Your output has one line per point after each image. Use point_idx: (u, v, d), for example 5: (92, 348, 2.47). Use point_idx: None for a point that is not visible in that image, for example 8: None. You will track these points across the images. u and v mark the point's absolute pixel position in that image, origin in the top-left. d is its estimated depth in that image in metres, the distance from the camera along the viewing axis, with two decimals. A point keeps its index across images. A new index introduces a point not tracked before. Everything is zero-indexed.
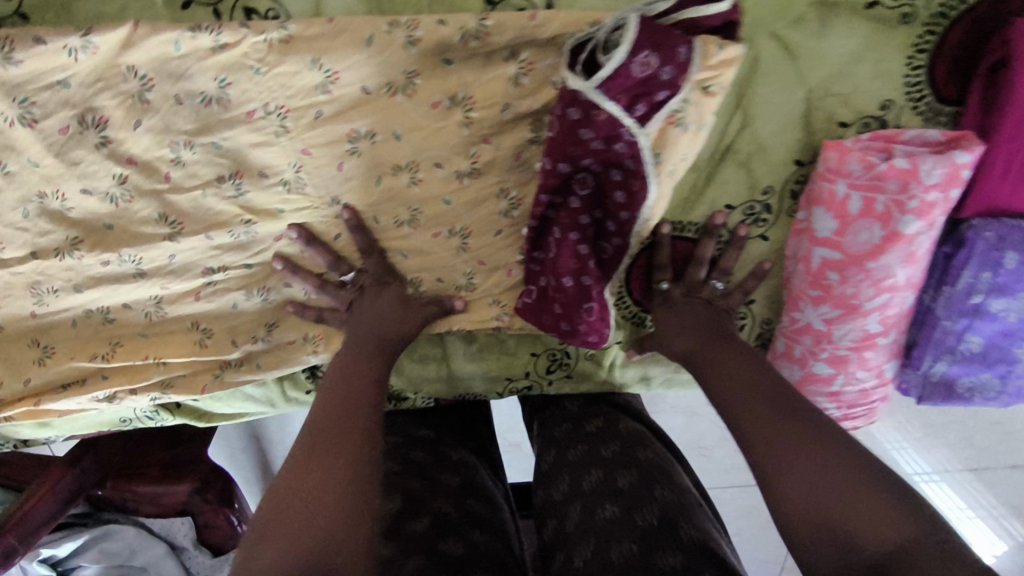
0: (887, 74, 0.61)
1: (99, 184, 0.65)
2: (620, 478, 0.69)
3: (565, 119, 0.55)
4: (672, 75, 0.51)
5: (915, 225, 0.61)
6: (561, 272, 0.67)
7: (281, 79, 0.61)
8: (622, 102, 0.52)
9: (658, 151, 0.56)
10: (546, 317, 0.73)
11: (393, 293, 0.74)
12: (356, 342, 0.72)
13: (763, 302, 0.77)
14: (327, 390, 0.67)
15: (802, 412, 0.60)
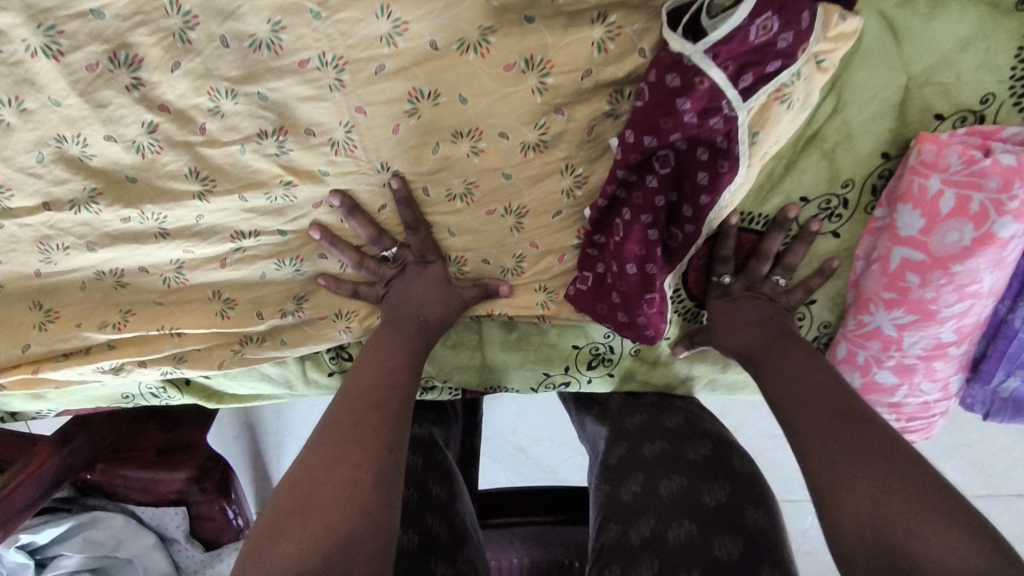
0: (993, 64, 0.58)
1: (126, 131, 0.59)
2: (706, 492, 0.65)
3: (660, 86, 0.50)
4: (790, 44, 0.46)
5: (1011, 228, 0.57)
6: (626, 258, 0.62)
7: (342, 26, 0.55)
8: (729, 70, 0.48)
9: (757, 129, 0.51)
10: (600, 308, 0.68)
11: (438, 274, 0.69)
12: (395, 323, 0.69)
13: (823, 303, 0.74)
14: (356, 377, 0.63)
15: (858, 419, 0.56)
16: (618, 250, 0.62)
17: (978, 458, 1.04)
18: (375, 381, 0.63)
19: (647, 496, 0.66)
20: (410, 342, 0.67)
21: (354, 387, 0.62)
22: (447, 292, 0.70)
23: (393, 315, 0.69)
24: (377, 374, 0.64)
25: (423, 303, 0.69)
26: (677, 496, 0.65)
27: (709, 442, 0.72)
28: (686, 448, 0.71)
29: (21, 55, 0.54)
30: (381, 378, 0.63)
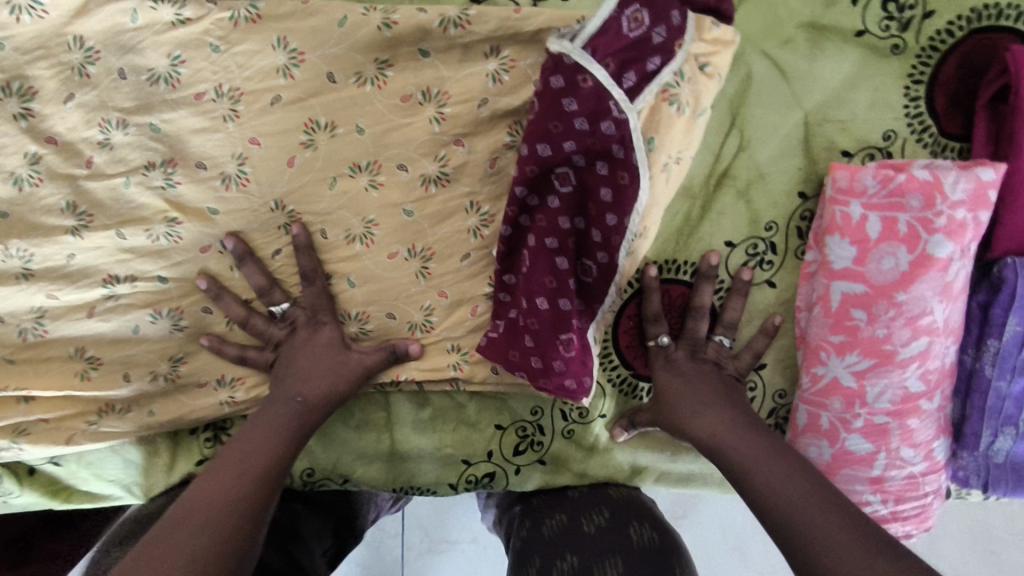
0: (885, 102, 0.61)
1: (5, 161, 0.55)
2: (598, 572, 0.56)
3: (547, 89, 0.50)
4: (665, 39, 0.49)
5: (947, 248, 0.55)
6: (537, 290, 0.56)
7: (239, 58, 0.55)
8: (611, 68, 0.49)
9: (651, 134, 0.51)
10: (513, 358, 0.59)
11: (332, 337, 0.61)
12: (280, 398, 0.59)
13: (774, 366, 0.66)
14: (212, 479, 0.51)
15: (850, 523, 0.45)
16: (528, 283, 0.56)
17: None
18: (237, 473, 0.52)
19: None
20: (293, 422, 0.58)
21: (211, 481, 0.51)
22: (340, 357, 0.60)
23: (278, 391, 0.59)
24: (242, 464, 0.53)
25: (312, 373, 0.60)
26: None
27: (607, 510, 0.64)
28: (584, 521, 0.63)
29: None
30: (248, 468, 0.53)
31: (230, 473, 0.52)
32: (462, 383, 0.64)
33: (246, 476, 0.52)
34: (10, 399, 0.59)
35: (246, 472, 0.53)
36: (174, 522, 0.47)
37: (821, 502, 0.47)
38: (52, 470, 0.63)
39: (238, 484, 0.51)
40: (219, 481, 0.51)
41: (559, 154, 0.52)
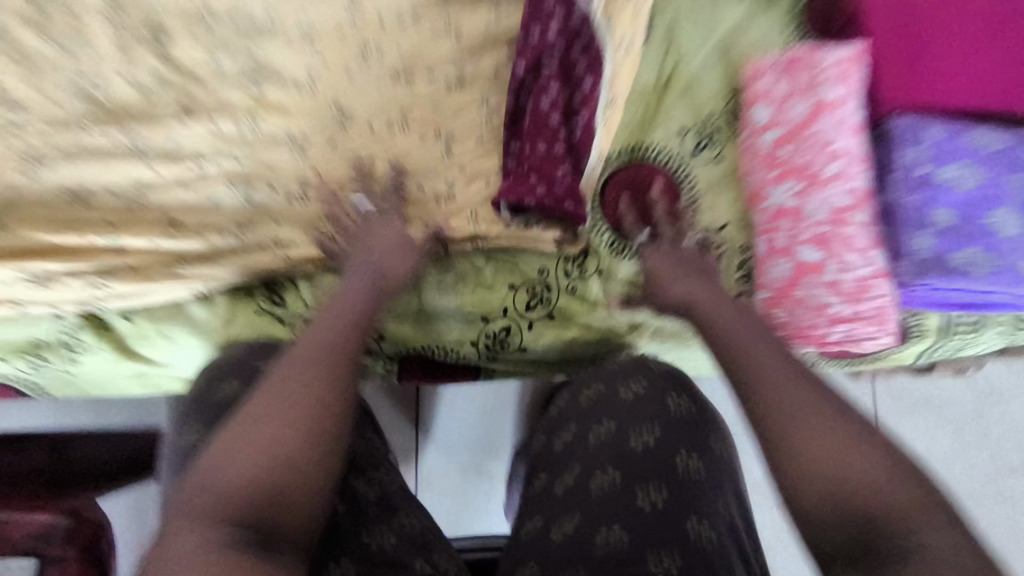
0: (774, 30, 0.86)
1: (136, 72, 0.75)
2: (634, 437, 0.68)
3: None
4: None
5: (837, 91, 0.75)
6: (537, 137, 0.74)
7: (317, 6, 0.77)
8: None
9: (608, 18, 0.75)
10: (521, 189, 0.73)
11: (402, 233, 0.72)
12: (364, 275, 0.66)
13: (733, 224, 0.81)
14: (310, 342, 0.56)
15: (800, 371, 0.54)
16: (530, 133, 0.75)
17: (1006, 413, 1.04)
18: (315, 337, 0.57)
19: (574, 446, 0.70)
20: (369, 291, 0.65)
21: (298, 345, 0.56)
22: (408, 248, 0.71)
23: (362, 269, 0.67)
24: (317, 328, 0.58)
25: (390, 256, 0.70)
26: (603, 444, 0.68)
27: (646, 379, 0.73)
28: (621, 388, 0.73)
29: (81, 16, 0.74)
30: (324, 330, 0.58)
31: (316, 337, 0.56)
32: (480, 242, 0.77)
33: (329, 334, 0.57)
34: (105, 250, 0.71)
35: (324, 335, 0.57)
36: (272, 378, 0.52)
37: (774, 350, 0.56)
38: (123, 328, 0.74)
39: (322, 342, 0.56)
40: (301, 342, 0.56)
41: (546, 36, 0.74)
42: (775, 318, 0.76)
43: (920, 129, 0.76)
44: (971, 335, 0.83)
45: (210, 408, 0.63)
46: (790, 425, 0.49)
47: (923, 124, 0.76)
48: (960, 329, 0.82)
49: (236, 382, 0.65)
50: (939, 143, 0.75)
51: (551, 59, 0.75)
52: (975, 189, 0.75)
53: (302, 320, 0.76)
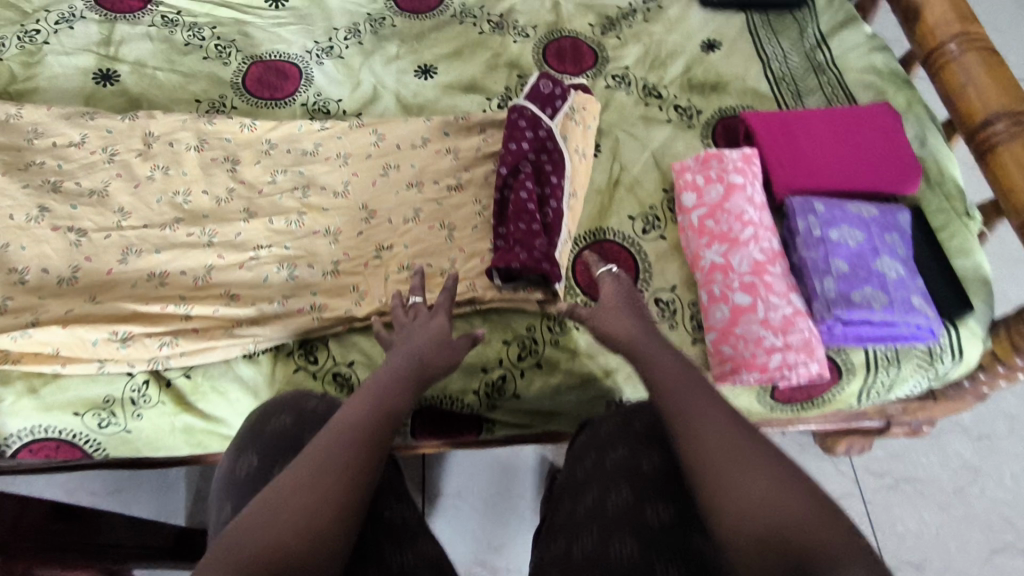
0: (694, 147, 1.13)
1: (216, 189, 1.00)
2: (645, 461, 0.74)
3: (511, 120, 1.01)
4: (562, 92, 1.04)
5: (740, 179, 0.99)
6: (519, 219, 0.96)
7: (353, 140, 1.07)
8: (539, 106, 1.02)
9: (566, 136, 1.02)
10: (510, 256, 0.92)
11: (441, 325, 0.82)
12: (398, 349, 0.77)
13: (683, 285, 1.00)
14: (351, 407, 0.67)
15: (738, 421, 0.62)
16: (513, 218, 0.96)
17: (918, 522, 1.33)
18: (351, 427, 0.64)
19: (595, 470, 0.76)
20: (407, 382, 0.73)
21: (332, 435, 0.63)
22: (440, 332, 0.81)
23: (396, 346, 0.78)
24: (351, 419, 0.65)
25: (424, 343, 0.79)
26: (618, 466, 0.74)
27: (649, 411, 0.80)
28: (636, 421, 0.79)
29: (181, 150, 1.02)
30: (359, 423, 0.64)
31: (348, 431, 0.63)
32: (476, 304, 0.96)
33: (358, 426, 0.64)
34: (176, 316, 0.89)
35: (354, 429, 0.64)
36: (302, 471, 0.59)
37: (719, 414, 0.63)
38: (182, 383, 0.88)
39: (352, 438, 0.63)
40: (336, 432, 0.63)
41: (521, 148, 0.99)
42: (722, 354, 0.91)
43: (809, 205, 0.99)
44: (893, 369, 0.95)
45: (261, 438, 0.76)
46: (724, 476, 0.57)
47: (811, 202, 0.99)
48: (882, 364, 0.95)
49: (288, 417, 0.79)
50: (823, 213, 0.98)
51: (526, 164, 0.99)
52: (859, 244, 0.95)
53: (331, 375, 0.92)
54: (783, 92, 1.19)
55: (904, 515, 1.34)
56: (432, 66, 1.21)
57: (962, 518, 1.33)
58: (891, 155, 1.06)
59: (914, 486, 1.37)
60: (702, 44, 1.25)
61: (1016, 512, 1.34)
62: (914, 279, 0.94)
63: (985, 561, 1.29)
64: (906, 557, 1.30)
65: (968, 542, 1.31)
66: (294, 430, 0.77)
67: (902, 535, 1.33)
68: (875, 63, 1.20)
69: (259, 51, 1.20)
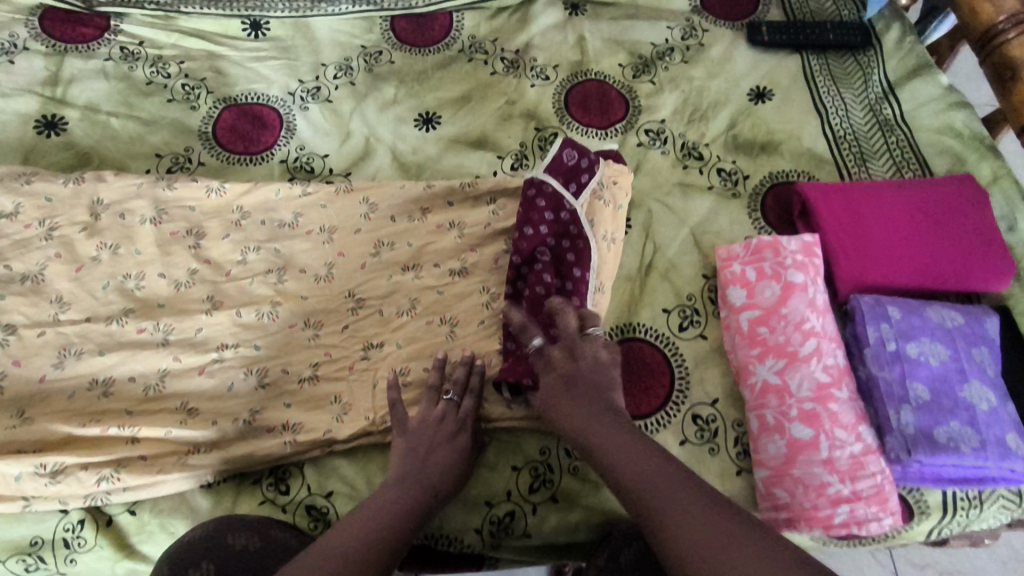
0: (740, 222, 0.97)
1: (175, 272, 0.85)
2: None
3: (527, 198, 0.86)
4: (589, 164, 0.88)
5: (800, 277, 0.83)
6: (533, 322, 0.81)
7: (339, 211, 0.90)
8: (561, 181, 0.86)
9: (592, 218, 0.86)
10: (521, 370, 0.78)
11: (450, 430, 0.74)
12: (409, 453, 0.72)
13: (726, 400, 0.84)
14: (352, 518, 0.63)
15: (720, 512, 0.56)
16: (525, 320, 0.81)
17: None
18: (351, 536, 0.60)
19: None
20: (408, 484, 0.68)
21: (326, 543, 0.60)
22: (445, 422, 0.75)
23: (404, 441, 0.73)
24: (349, 530, 0.61)
25: (433, 442, 0.73)
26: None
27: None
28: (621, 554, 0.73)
29: (135, 223, 0.87)
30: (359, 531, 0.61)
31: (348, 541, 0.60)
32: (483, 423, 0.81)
33: (360, 536, 0.61)
34: (120, 440, 0.74)
35: (352, 534, 0.61)
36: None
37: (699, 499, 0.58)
38: (126, 521, 0.74)
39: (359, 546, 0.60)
40: (330, 544, 0.59)
41: (539, 233, 0.84)
42: (775, 499, 0.76)
43: (882, 310, 0.82)
44: (975, 512, 0.79)
45: None
46: None
47: (884, 305, 0.83)
48: (962, 506, 0.79)
49: (209, 566, 0.66)
50: (898, 321, 0.82)
51: (544, 253, 0.84)
52: (942, 364, 0.79)
53: (304, 507, 0.77)
54: (845, 155, 1.02)
55: None
56: (434, 113, 1.05)
57: None
58: (979, 244, 0.88)
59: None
60: (749, 93, 1.08)
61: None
62: (1007, 408, 0.78)
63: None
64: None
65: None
66: None
67: None
68: (954, 124, 1.03)
69: (233, 92, 1.04)
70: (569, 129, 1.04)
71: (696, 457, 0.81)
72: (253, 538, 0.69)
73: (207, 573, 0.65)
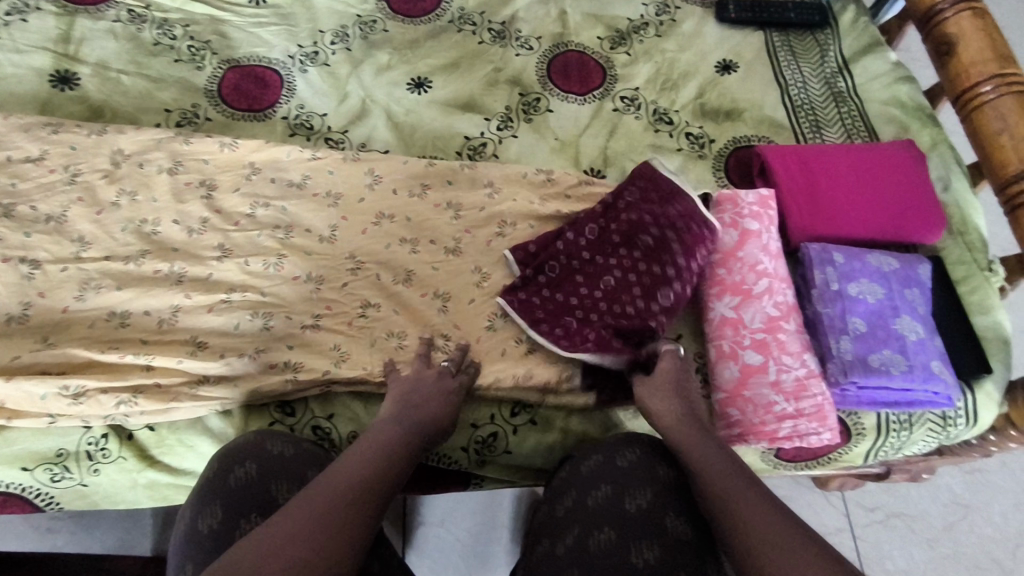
0: (705, 181, 1.06)
1: (189, 220, 0.92)
2: (629, 500, 0.72)
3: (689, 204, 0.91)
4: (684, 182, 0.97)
5: (756, 225, 0.93)
6: (646, 295, 0.86)
7: (345, 179, 0.98)
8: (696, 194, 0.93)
9: None
10: (577, 347, 0.85)
11: (448, 388, 0.81)
12: (404, 394, 0.79)
13: (688, 335, 0.94)
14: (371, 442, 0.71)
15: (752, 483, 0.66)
16: (586, 306, 0.89)
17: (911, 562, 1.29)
18: (356, 474, 0.65)
19: (576, 508, 0.73)
20: (403, 430, 0.73)
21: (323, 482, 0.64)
22: (439, 378, 0.81)
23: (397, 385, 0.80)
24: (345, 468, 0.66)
25: (431, 396, 0.79)
26: (600, 507, 0.72)
27: (639, 448, 0.77)
28: (619, 457, 0.76)
29: (152, 172, 0.94)
30: (357, 468, 0.66)
31: (346, 478, 0.64)
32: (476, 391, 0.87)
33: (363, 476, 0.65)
34: (135, 367, 0.81)
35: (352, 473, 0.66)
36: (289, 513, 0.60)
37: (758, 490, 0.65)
38: (145, 437, 0.81)
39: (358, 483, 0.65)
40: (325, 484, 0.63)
41: (670, 213, 0.90)
42: (730, 417, 0.86)
43: (828, 255, 0.92)
44: (905, 433, 0.90)
45: (222, 489, 0.73)
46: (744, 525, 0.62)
47: (830, 252, 0.93)
48: (894, 427, 0.90)
49: (253, 465, 0.75)
50: (842, 265, 0.91)
51: (692, 230, 0.89)
52: (879, 301, 0.89)
53: (310, 427, 0.85)
54: (802, 122, 1.12)
55: (893, 552, 1.30)
56: (426, 78, 1.12)
57: (954, 557, 1.30)
58: (914, 201, 0.99)
59: (899, 520, 1.33)
60: (717, 65, 1.17)
61: (1004, 550, 1.31)
62: (934, 340, 0.88)
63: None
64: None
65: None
66: (257, 480, 0.74)
67: (890, 572, 1.29)
68: (900, 95, 1.13)
69: (236, 55, 1.10)
70: (551, 95, 1.12)
71: None
72: (287, 446, 0.79)
73: (248, 471, 0.74)
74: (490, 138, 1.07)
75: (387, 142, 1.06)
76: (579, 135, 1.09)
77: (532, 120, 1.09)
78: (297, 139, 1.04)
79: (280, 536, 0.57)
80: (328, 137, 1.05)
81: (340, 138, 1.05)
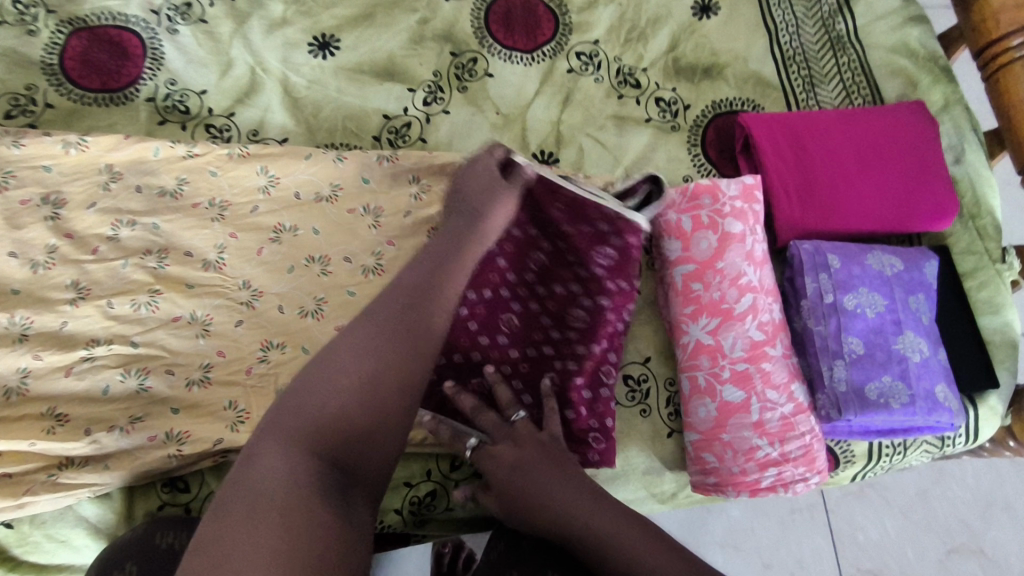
0: (678, 158, 0.88)
1: (29, 251, 0.72)
2: None
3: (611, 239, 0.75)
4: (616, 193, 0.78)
5: (737, 226, 0.77)
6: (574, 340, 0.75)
7: (231, 181, 0.78)
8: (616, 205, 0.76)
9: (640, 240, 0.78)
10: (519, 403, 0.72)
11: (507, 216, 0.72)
12: (458, 199, 0.72)
13: (658, 358, 0.81)
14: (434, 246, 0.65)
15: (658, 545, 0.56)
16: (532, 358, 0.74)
17: (897, 552, 1.15)
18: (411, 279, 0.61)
19: None
20: (458, 244, 0.66)
21: (341, 354, 0.54)
22: (496, 190, 0.72)
23: (460, 197, 0.72)
24: (321, 405, 0.52)
25: (485, 220, 0.69)
26: None
27: None
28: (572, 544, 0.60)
29: None
30: (378, 324, 0.56)
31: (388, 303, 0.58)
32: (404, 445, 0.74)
33: (400, 310, 0.57)
34: None
35: (369, 342, 0.55)
36: (323, 364, 0.54)
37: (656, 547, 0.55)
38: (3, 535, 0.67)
39: (332, 410, 0.52)
40: (340, 364, 0.54)
41: None
42: (704, 463, 0.74)
43: (823, 260, 0.78)
44: (898, 458, 0.80)
45: None
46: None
47: (825, 254, 0.78)
48: (886, 452, 0.80)
49: (134, 566, 0.60)
50: (838, 272, 0.77)
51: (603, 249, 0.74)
52: (878, 316, 0.76)
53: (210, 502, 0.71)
54: (793, 79, 0.93)
55: (881, 538, 1.15)
56: (332, 36, 0.89)
57: (944, 538, 1.15)
58: (927, 183, 0.82)
59: (871, 495, 1.18)
60: (693, 6, 0.95)
61: (974, 513, 1.17)
62: (938, 356, 0.76)
63: (939, 566, 1.14)
64: (865, 568, 1.14)
65: (926, 549, 1.15)
66: None
67: (862, 545, 1.15)
68: (909, 41, 0.94)
69: (81, 12, 0.85)
70: (490, 54, 0.90)
71: (626, 420, 0.78)
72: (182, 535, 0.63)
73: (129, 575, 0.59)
74: (415, 116, 0.87)
75: (286, 127, 0.85)
76: (525, 107, 0.89)
77: (467, 88, 0.88)
78: (171, 128, 0.83)
79: (314, 389, 0.52)
80: (210, 124, 0.84)
81: (225, 124, 0.84)
